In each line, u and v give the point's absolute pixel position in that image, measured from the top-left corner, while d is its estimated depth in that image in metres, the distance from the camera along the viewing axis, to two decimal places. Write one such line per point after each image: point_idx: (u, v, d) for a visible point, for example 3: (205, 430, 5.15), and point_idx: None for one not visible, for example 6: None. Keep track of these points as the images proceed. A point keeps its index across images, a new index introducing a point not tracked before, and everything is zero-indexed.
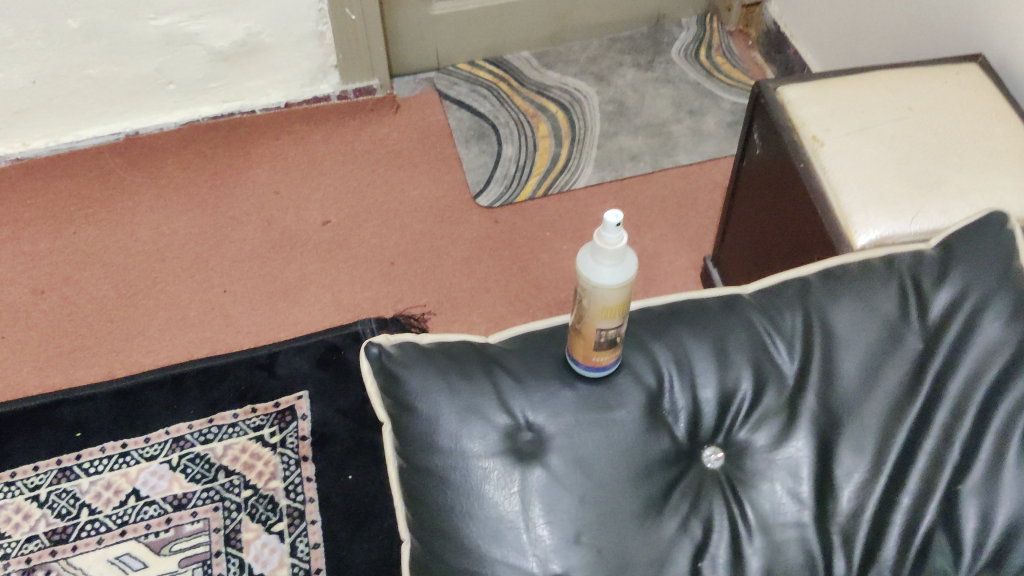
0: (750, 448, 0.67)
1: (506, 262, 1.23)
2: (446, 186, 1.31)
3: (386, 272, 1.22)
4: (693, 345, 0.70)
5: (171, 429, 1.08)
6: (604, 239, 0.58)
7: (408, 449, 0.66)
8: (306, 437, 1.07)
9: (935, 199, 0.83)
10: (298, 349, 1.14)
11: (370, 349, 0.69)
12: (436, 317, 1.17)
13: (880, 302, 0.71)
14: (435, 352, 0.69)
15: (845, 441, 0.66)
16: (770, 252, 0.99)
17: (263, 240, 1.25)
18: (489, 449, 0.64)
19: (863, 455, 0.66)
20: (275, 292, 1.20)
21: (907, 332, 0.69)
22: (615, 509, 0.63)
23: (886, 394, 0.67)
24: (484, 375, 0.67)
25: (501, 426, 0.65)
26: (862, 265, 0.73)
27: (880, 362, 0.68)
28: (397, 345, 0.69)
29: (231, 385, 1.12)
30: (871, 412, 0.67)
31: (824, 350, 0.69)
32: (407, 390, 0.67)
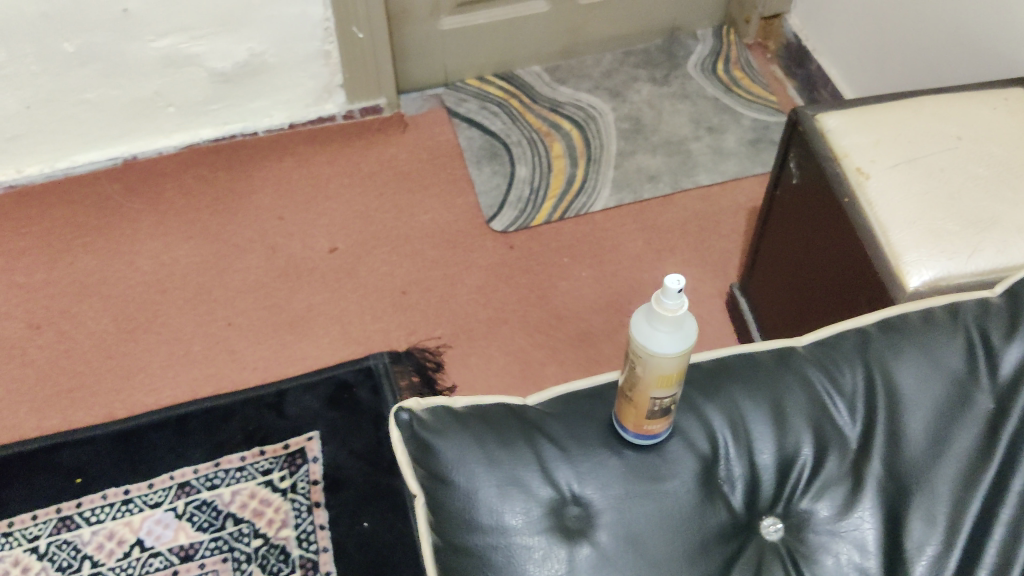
0: (813, 520, 0.62)
1: (523, 290, 1.18)
2: (459, 210, 1.26)
3: (398, 302, 1.17)
4: (748, 406, 0.65)
5: (176, 474, 1.03)
6: (663, 305, 0.54)
7: (443, 525, 0.60)
8: (318, 482, 1.02)
9: (990, 237, 0.78)
10: (307, 387, 1.09)
11: (401, 414, 0.64)
12: (451, 350, 1.12)
13: (946, 358, 0.66)
14: (471, 418, 0.64)
15: (915, 510, 0.61)
16: (805, 286, 0.95)
17: (268, 269, 1.20)
18: (533, 525, 0.59)
19: (935, 526, 0.61)
20: (282, 325, 1.15)
21: (976, 391, 0.65)
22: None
23: (958, 459, 0.62)
24: (525, 443, 0.62)
25: (545, 499, 0.60)
26: (923, 316, 0.69)
27: (950, 425, 0.64)
28: (430, 411, 0.64)
29: (238, 426, 1.06)
30: (942, 479, 0.62)
31: (889, 410, 0.65)
32: (442, 460, 0.61)
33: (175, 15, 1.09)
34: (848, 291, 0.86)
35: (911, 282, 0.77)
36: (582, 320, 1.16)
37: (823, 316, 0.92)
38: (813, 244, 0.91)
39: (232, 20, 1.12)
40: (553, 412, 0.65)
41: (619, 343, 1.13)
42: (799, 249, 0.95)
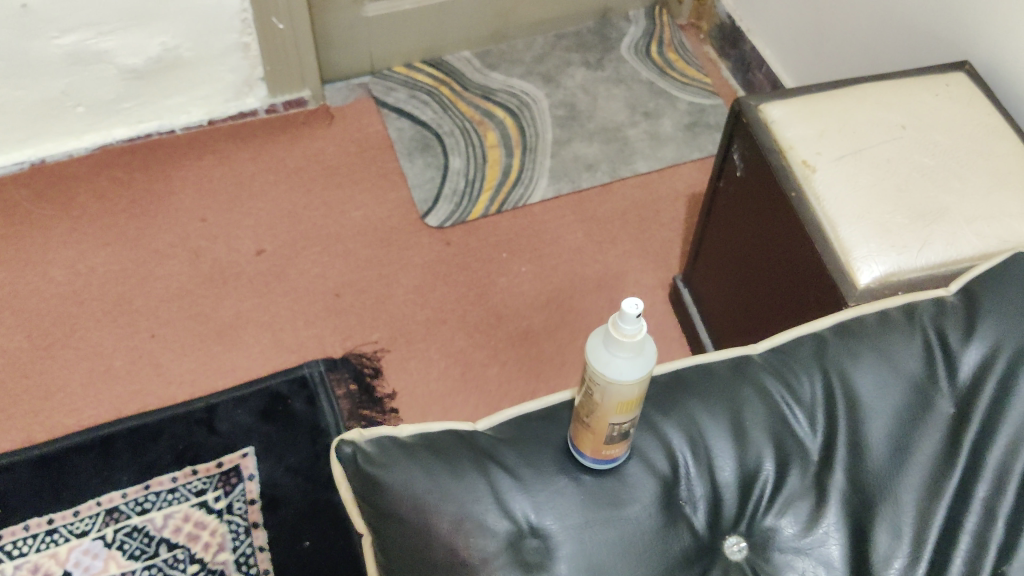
0: (777, 538, 0.60)
1: (461, 288, 1.15)
2: (392, 206, 1.21)
3: (331, 305, 1.12)
4: (706, 420, 0.62)
5: (103, 500, 0.97)
6: (622, 331, 0.50)
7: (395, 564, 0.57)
8: (255, 501, 0.98)
9: (938, 229, 0.76)
10: (238, 400, 1.04)
11: (344, 448, 0.60)
12: (390, 354, 1.09)
13: (904, 360, 0.64)
14: (418, 448, 0.60)
15: (882, 523, 0.59)
16: (750, 279, 0.93)
17: (192, 275, 1.14)
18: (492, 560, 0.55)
19: (902, 538, 0.59)
20: (210, 334, 1.10)
21: (936, 394, 0.63)
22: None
23: (921, 467, 0.61)
24: (478, 473, 0.59)
25: (502, 531, 0.57)
26: (880, 317, 0.67)
27: (911, 431, 0.62)
28: (375, 443, 0.60)
29: (167, 445, 1.01)
30: (905, 488, 0.60)
31: (850, 419, 0.63)
32: (392, 498, 0.58)
33: (80, 10, 1.01)
34: (795, 285, 0.84)
35: (861, 280, 0.75)
36: (523, 318, 1.13)
37: (770, 310, 0.90)
38: (759, 236, 0.89)
39: (141, 13, 1.05)
40: (506, 437, 0.62)
41: (560, 342, 1.12)
42: (744, 242, 0.93)
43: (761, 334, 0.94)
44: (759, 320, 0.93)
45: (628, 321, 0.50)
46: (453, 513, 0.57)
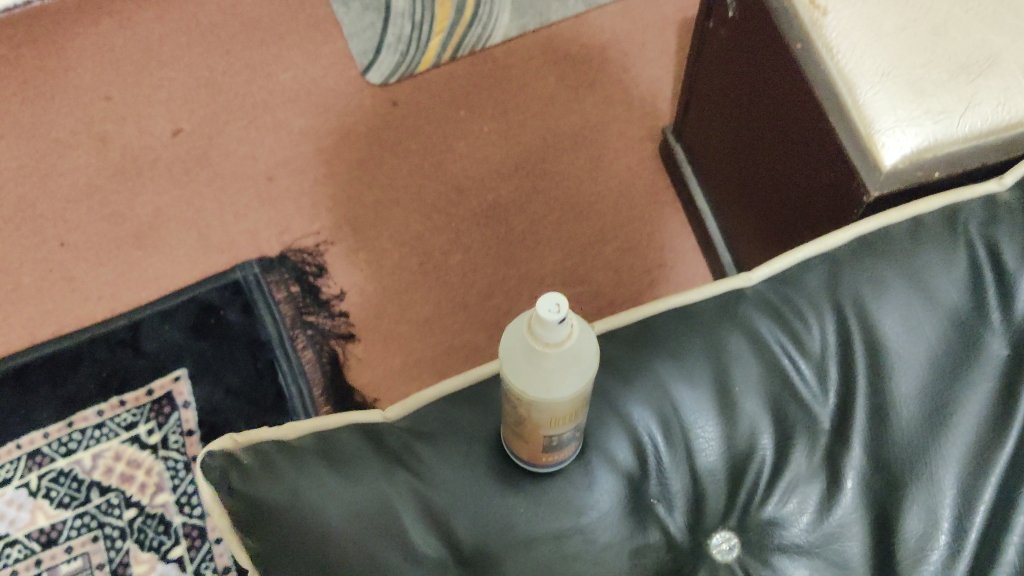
0: (781, 533, 0.47)
1: (414, 159, 0.99)
2: (325, 61, 1.04)
3: (264, 191, 0.97)
4: (683, 389, 0.49)
5: (23, 442, 0.86)
6: (540, 339, 0.35)
7: None
8: (194, 431, 0.86)
9: (988, 85, 0.58)
10: (165, 315, 0.91)
11: (211, 461, 0.46)
12: (335, 248, 0.94)
13: (943, 287, 0.49)
14: (308, 452, 0.46)
15: (913, 510, 0.46)
16: (744, 146, 0.77)
17: (102, 167, 0.98)
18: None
19: (939, 528, 0.46)
20: (127, 237, 0.95)
21: (985, 332, 0.48)
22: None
23: (964, 431, 0.47)
24: (389, 485, 0.46)
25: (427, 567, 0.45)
26: (912, 225, 0.51)
27: (951, 385, 0.48)
28: (250, 450, 0.46)
29: (88, 373, 0.89)
30: (944, 460, 0.47)
31: (870, 373, 0.49)
32: (277, 526, 0.45)
33: None
34: (797, 159, 0.67)
35: (886, 163, 0.57)
36: (488, 189, 0.97)
37: (770, 186, 0.74)
38: (754, 96, 0.72)
39: None
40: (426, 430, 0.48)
41: (533, 216, 0.96)
42: (738, 100, 0.75)
43: (763, 213, 0.78)
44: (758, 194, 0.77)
45: (550, 328, 0.34)
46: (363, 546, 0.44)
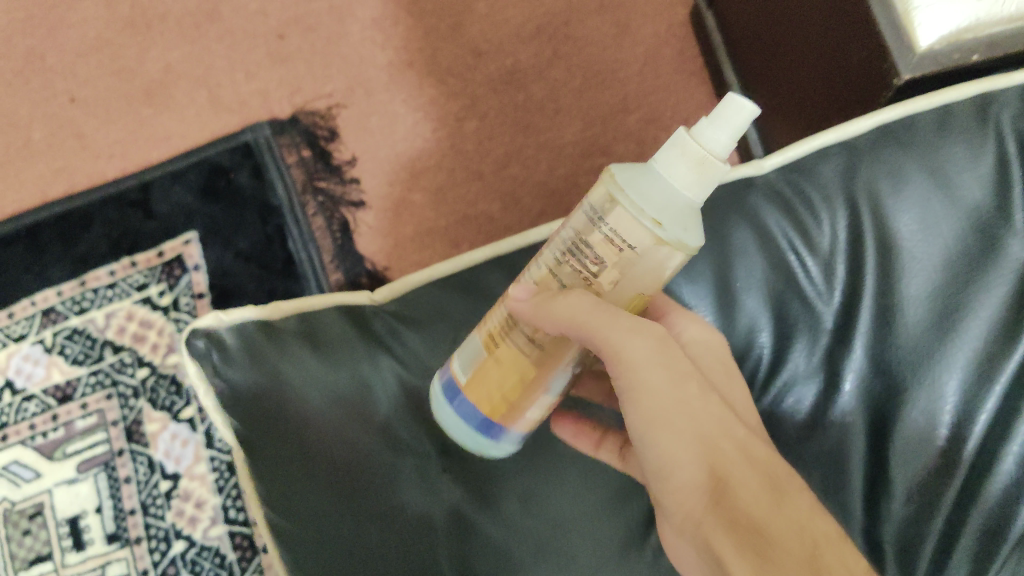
0: (778, 424, 0.55)
1: (430, 18, 0.93)
2: None
3: (275, 50, 0.93)
4: (693, 285, 0.57)
5: (37, 299, 0.86)
6: (708, 139, 0.38)
7: (277, 488, 0.47)
8: (204, 295, 0.86)
9: None
10: (175, 175, 0.90)
11: (194, 341, 0.47)
12: (346, 112, 0.91)
13: (964, 188, 0.54)
14: (289, 335, 0.50)
15: (910, 408, 0.53)
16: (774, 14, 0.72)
17: (109, 19, 0.95)
18: (403, 485, 0.50)
19: (936, 423, 0.53)
20: (137, 94, 0.93)
21: (1008, 234, 0.53)
22: (575, 551, 0.53)
23: (976, 334, 0.53)
24: (373, 368, 0.52)
25: (417, 448, 0.52)
26: (939, 118, 0.56)
27: (965, 284, 0.53)
28: (233, 330, 0.48)
29: (100, 233, 0.88)
30: (951, 361, 0.53)
31: (883, 271, 0.54)
32: (264, 407, 0.47)
33: None
34: (825, 35, 0.63)
35: (922, 43, 0.54)
36: (508, 54, 0.92)
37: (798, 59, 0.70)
38: None
39: None
40: (406, 313, 0.56)
41: (554, 83, 0.92)
42: None
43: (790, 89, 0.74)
44: (785, 68, 0.73)
45: (732, 126, 0.38)
46: (353, 419, 0.49)
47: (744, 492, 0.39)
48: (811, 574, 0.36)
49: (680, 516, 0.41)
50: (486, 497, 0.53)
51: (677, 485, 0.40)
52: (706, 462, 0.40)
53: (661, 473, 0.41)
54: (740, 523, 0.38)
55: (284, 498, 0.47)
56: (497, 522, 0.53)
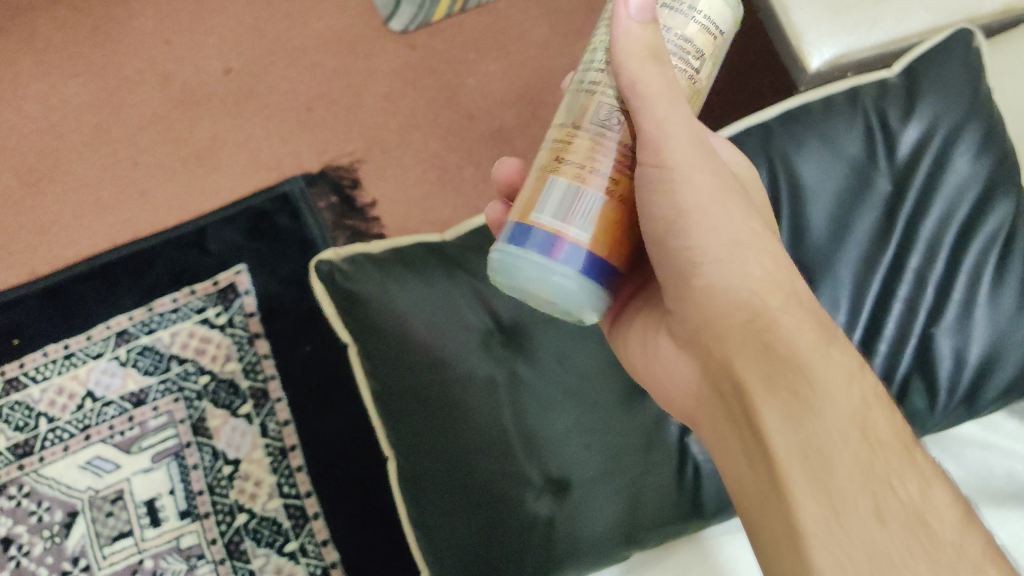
0: None
1: (431, 91, 1.16)
2: (353, 11, 1.19)
3: (304, 120, 1.14)
4: None
5: (112, 323, 1.02)
6: None
7: (378, 367, 0.66)
8: (254, 313, 1.04)
9: (889, 8, 0.78)
10: (226, 220, 1.08)
11: (321, 266, 0.68)
12: (366, 165, 1.12)
13: (845, 143, 0.71)
14: (386, 259, 0.68)
15: (821, 292, 0.67)
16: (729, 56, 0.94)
17: (164, 99, 1.15)
18: (469, 351, 0.66)
19: (839, 307, 0.67)
20: (189, 157, 1.12)
21: (876, 173, 0.70)
22: (599, 397, 0.66)
23: (860, 240, 0.68)
24: (450, 280, 0.68)
25: (473, 328, 0.66)
26: (823, 103, 0.73)
27: (852, 206, 0.69)
28: (347, 259, 0.68)
29: (164, 268, 1.06)
30: (844, 262, 0.68)
31: (794, 199, 0.69)
32: (366, 309, 0.66)
33: None
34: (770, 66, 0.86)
35: (812, 64, 0.78)
36: (495, 116, 1.15)
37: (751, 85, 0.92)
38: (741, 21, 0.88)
39: None
40: (471, 244, 0.70)
41: (533, 138, 1.15)
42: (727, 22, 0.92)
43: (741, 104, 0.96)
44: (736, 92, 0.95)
45: None
46: (435, 313, 0.66)
47: (790, 334, 0.47)
48: (852, 432, 0.45)
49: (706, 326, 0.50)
50: (527, 357, 0.66)
51: (709, 308, 0.50)
52: (750, 299, 0.49)
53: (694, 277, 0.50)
54: (779, 357, 0.47)
55: (383, 374, 0.66)
56: (537, 373, 0.66)
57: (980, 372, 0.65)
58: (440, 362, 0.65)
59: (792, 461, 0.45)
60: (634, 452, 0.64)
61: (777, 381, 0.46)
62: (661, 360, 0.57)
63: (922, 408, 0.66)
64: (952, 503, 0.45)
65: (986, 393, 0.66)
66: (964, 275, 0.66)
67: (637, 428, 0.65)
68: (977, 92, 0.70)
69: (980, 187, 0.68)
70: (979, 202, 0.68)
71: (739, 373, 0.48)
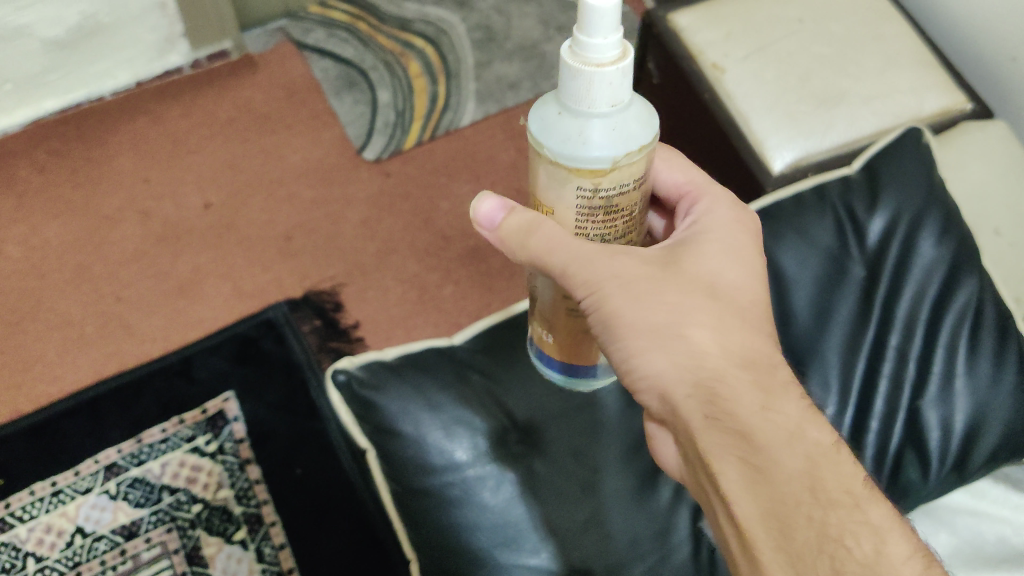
0: None
1: (407, 216, 1.22)
2: (327, 145, 1.27)
3: (285, 249, 1.18)
4: None
5: (100, 458, 1.01)
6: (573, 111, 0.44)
7: (398, 471, 0.68)
8: (244, 439, 1.04)
9: (840, 114, 0.85)
10: (211, 349, 1.09)
11: (339, 376, 0.71)
12: (347, 288, 1.16)
13: (820, 235, 0.77)
14: (403, 367, 0.72)
15: (812, 378, 0.74)
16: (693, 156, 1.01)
17: (145, 235, 1.17)
18: (489, 452, 0.70)
19: (830, 389, 0.74)
20: (172, 289, 1.14)
21: (849, 261, 0.77)
22: (613, 487, 0.71)
23: (842, 324, 0.75)
24: (467, 385, 0.72)
25: (490, 430, 0.71)
26: (794, 200, 0.79)
27: (832, 295, 0.76)
28: (364, 368, 0.72)
29: (151, 400, 1.05)
30: (830, 347, 0.75)
31: (778, 289, 0.76)
32: (386, 416, 0.70)
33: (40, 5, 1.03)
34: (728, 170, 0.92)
35: (775, 166, 0.84)
36: (470, 236, 1.21)
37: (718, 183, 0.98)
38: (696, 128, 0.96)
39: (97, 27, 1.12)
40: (480, 347, 0.75)
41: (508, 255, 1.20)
42: (684, 126, 0.99)
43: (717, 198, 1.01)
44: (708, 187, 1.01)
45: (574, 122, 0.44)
46: (455, 418, 0.70)
47: (735, 397, 0.48)
48: (803, 491, 0.47)
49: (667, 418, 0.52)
50: (541, 453, 0.71)
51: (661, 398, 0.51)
52: (698, 374, 0.49)
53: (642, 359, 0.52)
54: (726, 428, 0.48)
55: (404, 479, 0.68)
56: (552, 467, 0.71)
57: (967, 437, 0.71)
58: (463, 466, 0.69)
59: (759, 528, 0.47)
60: (650, 543, 0.70)
61: (729, 449, 0.48)
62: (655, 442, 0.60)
63: (918, 479, 0.72)
64: (910, 556, 0.45)
65: (976, 458, 0.71)
66: (940, 350, 0.73)
67: (655, 514, 0.71)
68: (932, 185, 0.78)
69: (946, 269, 0.75)
70: (946, 282, 0.75)
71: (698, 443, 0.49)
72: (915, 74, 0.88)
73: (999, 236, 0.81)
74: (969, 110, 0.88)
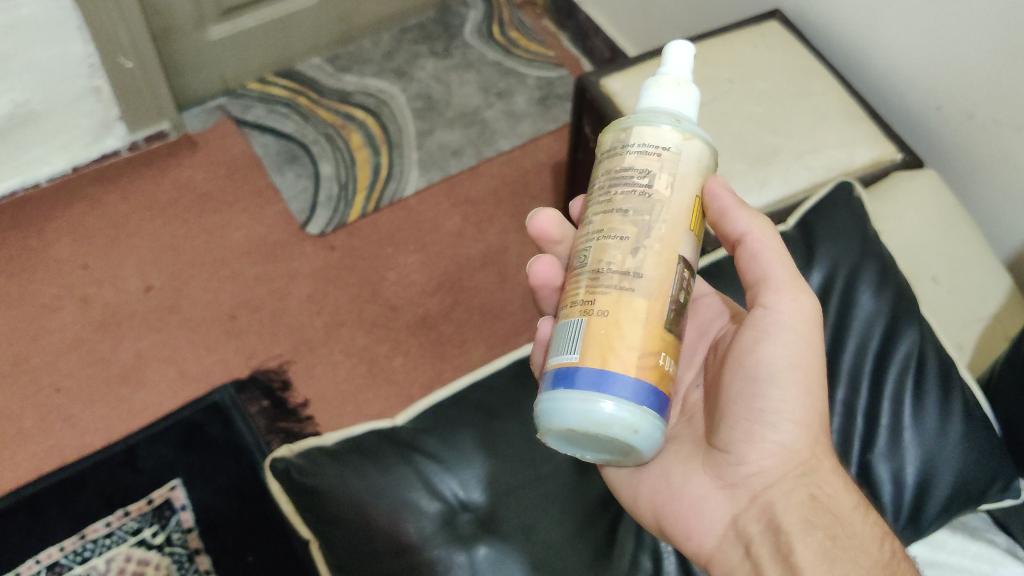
0: None
1: (354, 288, 1.21)
2: (271, 221, 1.25)
3: (229, 328, 1.16)
4: None
5: (42, 557, 0.97)
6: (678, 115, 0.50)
7: (343, 558, 0.68)
8: (193, 528, 1.01)
9: (774, 170, 0.86)
10: (156, 436, 1.06)
11: (278, 464, 0.73)
12: (295, 365, 1.14)
13: None
14: (343, 452, 0.73)
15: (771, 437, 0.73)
16: None
17: (85, 322, 1.15)
18: (436, 531, 0.69)
19: None
20: (114, 376, 1.11)
21: None
22: (565, 563, 0.68)
23: None
24: (410, 465, 0.72)
25: (436, 513, 0.70)
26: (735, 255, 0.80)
27: None
28: (303, 455, 0.73)
29: (95, 492, 1.02)
30: None
31: None
32: (332, 504, 0.70)
33: None
34: None
35: None
36: (418, 305, 1.20)
37: None
38: None
39: (27, 116, 1.10)
40: (423, 428, 0.75)
41: (457, 321, 1.20)
42: None
43: None
44: None
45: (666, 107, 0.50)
46: (398, 501, 0.70)
47: (834, 495, 0.55)
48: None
49: (759, 481, 0.55)
50: (491, 535, 0.69)
51: (773, 466, 0.55)
52: (806, 460, 0.55)
53: (770, 428, 0.55)
54: (823, 513, 0.54)
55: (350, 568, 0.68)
56: (502, 547, 0.68)
57: (919, 487, 0.71)
58: (410, 555, 0.67)
59: None
60: None
61: (817, 526, 0.53)
62: (691, 498, 0.58)
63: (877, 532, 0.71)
64: None
65: (931, 509, 0.71)
66: (887, 400, 0.73)
67: None
68: (865, 236, 0.79)
69: (885, 319, 0.76)
70: (888, 331, 0.75)
71: (783, 517, 0.54)
72: (845, 126, 0.89)
73: (937, 284, 0.83)
74: (899, 159, 0.89)
